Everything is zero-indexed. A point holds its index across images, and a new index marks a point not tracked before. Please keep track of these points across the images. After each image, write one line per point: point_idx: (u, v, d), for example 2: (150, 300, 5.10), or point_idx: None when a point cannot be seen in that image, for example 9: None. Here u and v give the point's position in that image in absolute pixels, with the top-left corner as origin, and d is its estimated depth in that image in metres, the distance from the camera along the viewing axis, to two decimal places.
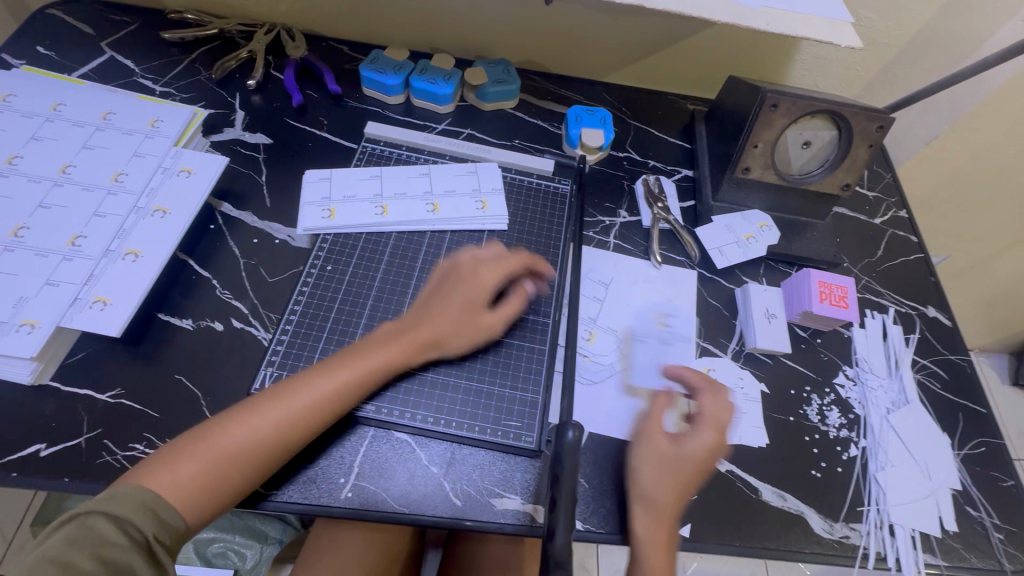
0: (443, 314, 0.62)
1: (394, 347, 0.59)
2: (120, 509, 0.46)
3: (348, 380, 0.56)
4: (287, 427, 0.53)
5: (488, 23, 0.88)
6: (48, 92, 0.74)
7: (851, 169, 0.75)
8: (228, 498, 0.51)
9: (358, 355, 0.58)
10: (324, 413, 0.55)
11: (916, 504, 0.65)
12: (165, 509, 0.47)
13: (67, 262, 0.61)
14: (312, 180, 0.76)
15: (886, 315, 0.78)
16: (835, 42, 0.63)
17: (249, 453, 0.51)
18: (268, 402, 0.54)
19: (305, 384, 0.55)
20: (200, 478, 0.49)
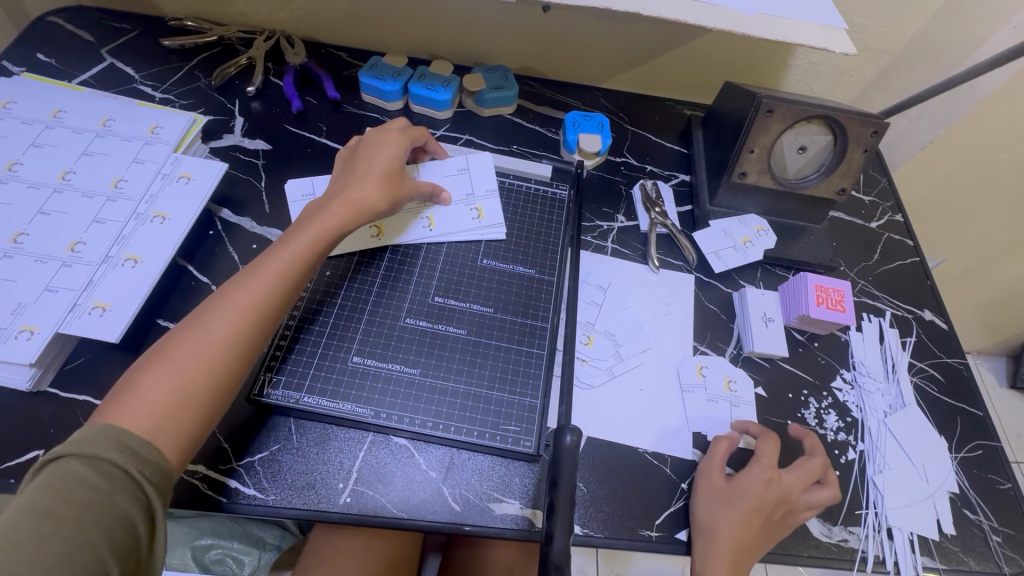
0: (367, 177, 0.66)
1: (330, 217, 0.62)
2: (94, 448, 0.42)
3: (292, 258, 0.58)
4: (247, 315, 0.54)
5: (487, 30, 0.89)
6: (48, 99, 0.74)
7: (847, 173, 0.76)
8: (211, 408, 0.50)
9: (295, 234, 0.61)
10: (279, 292, 0.56)
11: (914, 507, 0.65)
12: (142, 443, 0.44)
13: (67, 268, 0.61)
14: (295, 196, 0.75)
15: (882, 318, 0.79)
16: (829, 48, 0.64)
17: (220, 355, 0.51)
18: (215, 305, 0.54)
19: (249, 275, 0.56)
20: (176, 396, 0.48)
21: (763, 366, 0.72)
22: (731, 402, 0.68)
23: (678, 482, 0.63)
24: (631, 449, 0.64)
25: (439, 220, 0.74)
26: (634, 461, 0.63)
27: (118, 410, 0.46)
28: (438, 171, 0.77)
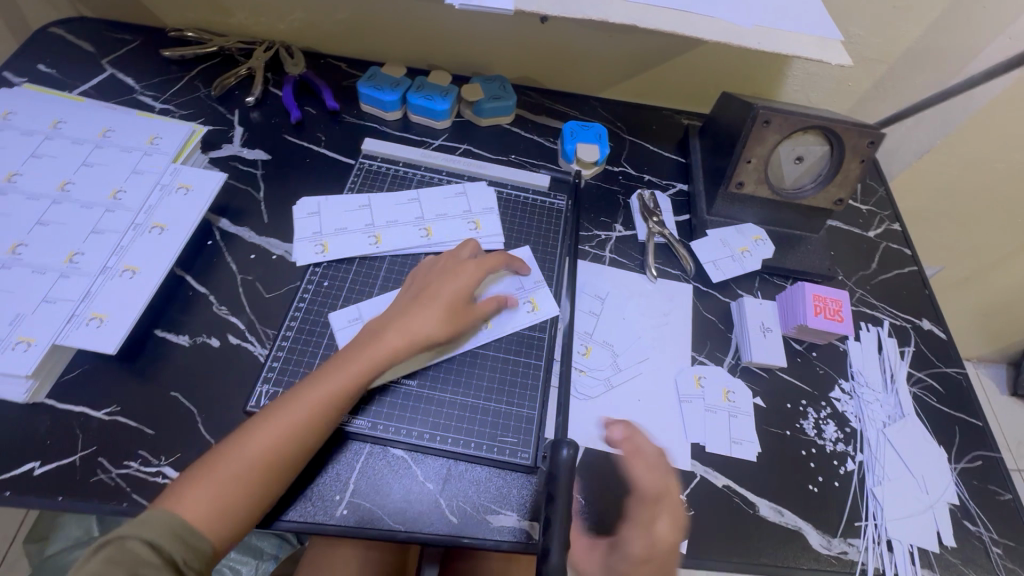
0: (428, 305, 0.61)
1: (384, 345, 0.59)
2: (152, 534, 0.46)
3: (344, 387, 0.57)
4: (291, 441, 0.53)
5: (485, 41, 0.90)
6: (48, 110, 0.74)
7: (844, 183, 0.76)
8: (251, 516, 0.51)
9: (348, 359, 0.58)
10: (324, 420, 0.55)
11: (913, 518, 0.64)
12: (192, 532, 0.48)
13: (64, 279, 0.62)
14: (302, 214, 0.74)
15: (880, 328, 0.79)
16: (825, 60, 0.64)
17: (261, 473, 0.52)
18: (267, 425, 0.53)
19: (298, 398, 0.55)
20: (221, 505, 0.50)
21: (761, 376, 0.72)
22: (729, 412, 0.68)
23: None
24: None
25: (437, 232, 0.75)
26: None
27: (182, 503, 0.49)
28: (436, 194, 0.78)
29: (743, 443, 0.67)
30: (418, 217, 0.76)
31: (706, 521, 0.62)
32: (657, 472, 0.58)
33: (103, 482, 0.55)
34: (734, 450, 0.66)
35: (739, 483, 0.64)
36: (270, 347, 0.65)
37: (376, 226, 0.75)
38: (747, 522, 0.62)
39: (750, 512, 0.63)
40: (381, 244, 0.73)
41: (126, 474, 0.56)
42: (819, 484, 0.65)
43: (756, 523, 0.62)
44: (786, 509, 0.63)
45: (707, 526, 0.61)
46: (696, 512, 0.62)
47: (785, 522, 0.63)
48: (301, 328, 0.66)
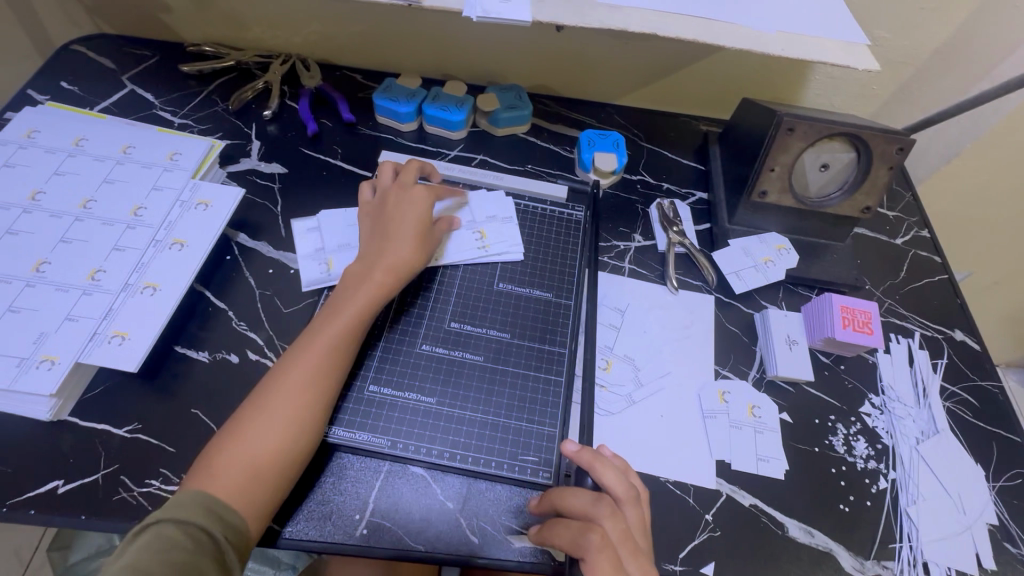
0: (403, 241, 0.65)
1: (371, 286, 0.62)
2: (183, 514, 0.46)
3: (346, 332, 0.59)
4: (307, 394, 0.55)
5: (501, 51, 0.89)
6: (70, 127, 0.75)
7: (871, 191, 0.74)
8: (287, 482, 0.52)
9: (338, 307, 0.60)
10: (332, 368, 0.57)
11: (950, 540, 0.62)
12: (229, 510, 0.48)
13: (87, 297, 0.62)
14: (304, 230, 0.74)
15: (911, 339, 0.76)
16: (852, 66, 0.62)
17: (284, 432, 0.53)
18: (276, 383, 0.55)
19: (302, 352, 0.57)
20: (250, 474, 0.50)
21: (787, 391, 0.70)
22: (755, 428, 0.66)
23: (701, 514, 0.61)
24: (652, 478, 0.63)
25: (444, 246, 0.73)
26: (656, 493, 0.62)
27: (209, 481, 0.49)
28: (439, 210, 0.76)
29: (770, 461, 0.65)
30: None
31: (733, 543, 0.60)
32: (616, 521, 0.51)
33: (125, 501, 0.56)
34: (760, 467, 0.64)
35: (766, 502, 0.62)
36: None
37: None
38: (775, 543, 0.60)
39: (778, 533, 0.61)
40: None
41: (148, 493, 0.56)
42: (851, 504, 0.63)
43: (785, 544, 0.60)
44: (816, 530, 0.61)
45: (735, 548, 0.60)
46: (723, 534, 0.60)
47: (816, 543, 0.61)
48: None
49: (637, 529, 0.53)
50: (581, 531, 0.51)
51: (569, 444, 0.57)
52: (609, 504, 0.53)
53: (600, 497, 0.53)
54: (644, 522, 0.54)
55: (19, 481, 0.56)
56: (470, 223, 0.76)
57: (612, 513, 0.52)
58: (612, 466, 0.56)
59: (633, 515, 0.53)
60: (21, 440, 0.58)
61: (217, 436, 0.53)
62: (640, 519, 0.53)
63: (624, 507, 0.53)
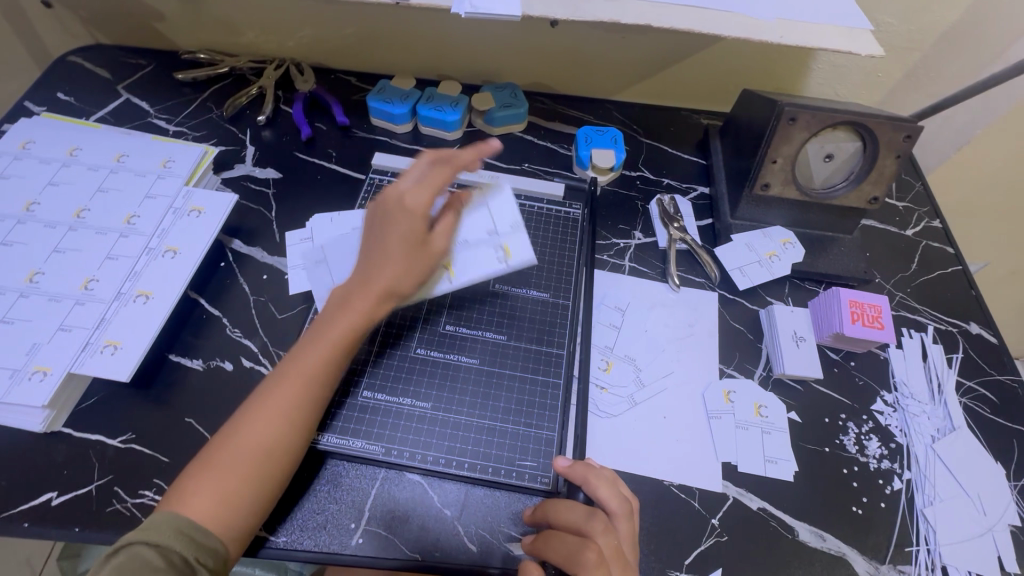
0: (389, 258, 0.57)
1: (352, 310, 0.57)
2: (158, 536, 0.46)
3: (320, 360, 0.55)
4: (274, 423, 0.52)
5: (494, 49, 0.88)
6: (65, 137, 0.75)
7: (878, 181, 0.71)
8: (256, 507, 0.50)
9: (320, 331, 0.56)
10: (305, 396, 0.54)
11: (970, 542, 0.59)
12: (200, 531, 0.47)
13: (80, 307, 0.62)
14: (295, 241, 0.73)
15: (924, 333, 0.74)
16: (854, 51, 0.60)
17: (248, 459, 0.50)
18: (247, 408, 0.53)
19: (278, 379, 0.54)
20: (215, 498, 0.48)
21: (795, 389, 0.68)
22: (762, 429, 0.64)
23: (707, 518, 0.59)
24: (656, 483, 0.61)
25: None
26: (660, 496, 0.60)
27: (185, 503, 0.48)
28: None
29: (778, 462, 0.62)
30: None
31: (740, 549, 0.58)
32: (610, 537, 0.50)
33: (118, 512, 0.55)
34: (768, 469, 0.62)
35: (775, 505, 0.60)
36: None
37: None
38: (785, 548, 0.58)
39: (788, 537, 0.59)
40: None
41: (142, 504, 0.55)
42: (863, 506, 0.61)
43: (795, 549, 0.58)
44: (828, 533, 0.59)
45: (745, 554, 0.57)
46: (732, 539, 0.58)
47: (828, 548, 0.58)
48: None
49: (626, 542, 0.52)
50: (577, 547, 0.50)
51: (561, 459, 0.57)
52: (603, 519, 0.52)
53: (593, 511, 0.52)
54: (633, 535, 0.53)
55: (13, 494, 0.55)
56: (491, 233, 0.67)
57: (606, 528, 0.51)
58: (605, 481, 0.55)
59: (623, 527, 0.52)
60: (15, 453, 0.57)
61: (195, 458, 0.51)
62: (630, 533, 0.52)
63: (616, 519, 0.52)
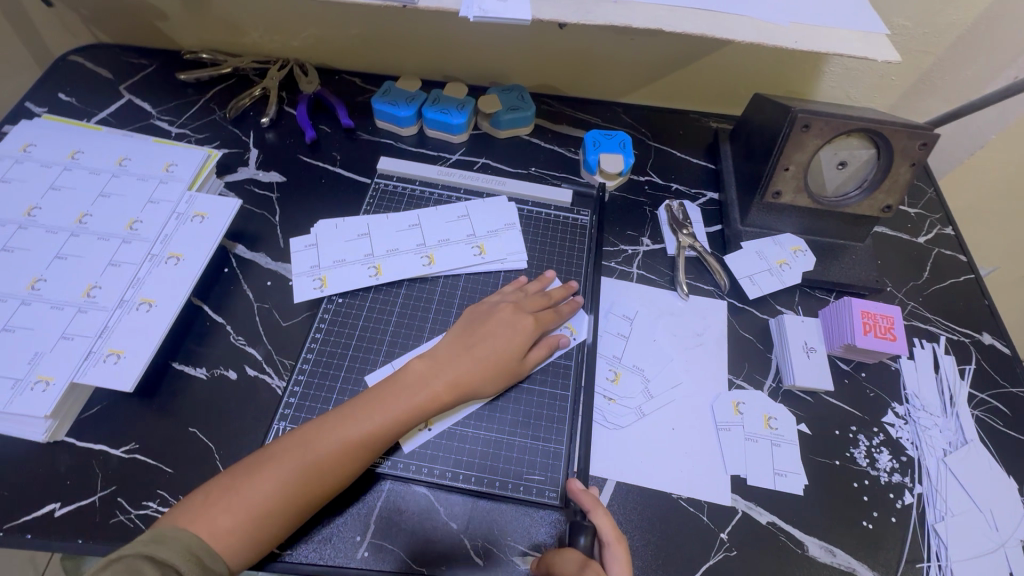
0: (477, 361, 0.60)
1: (426, 395, 0.57)
2: (164, 552, 0.44)
3: (379, 427, 0.54)
4: (317, 471, 0.51)
5: (501, 50, 0.86)
6: (67, 140, 0.74)
7: (892, 189, 0.70)
8: (272, 537, 0.50)
9: (385, 398, 0.56)
10: (356, 457, 0.53)
11: (982, 559, 0.59)
12: (210, 554, 0.46)
13: (82, 314, 0.61)
14: (300, 246, 0.72)
15: (936, 344, 0.73)
16: (870, 56, 0.59)
17: (283, 499, 0.50)
18: (295, 448, 0.52)
19: (334, 426, 0.53)
20: (239, 528, 0.48)
21: (805, 401, 0.67)
22: (772, 441, 0.63)
23: (716, 532, 0.58)
24: (664, 496, 0.60)
25: (439, 259, 0.71)
26: (668, 511, 0.59)
27: (200, 520, 0.48)
28: (438, 217, 0.75)
29: (788, 476, 0.62)
30: (419, 243, 0.73)
31: (748, 565, 0.57)
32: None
33: (122, 524, 0.54)
34: (778, 482, 0.61)
35: (785, 519, 0.60)
36: (287, 379, 0.64)
37: (376, 256, 0.71)
38: (796, 563, 0.57)
39: (798, 552, 0.58)
40: (381, 275, 0.70)
41: (146, 516, 0.55)
42: (874, 520, 0.60)
43: (805, 564, 0.57)
44: (837, 548, 0.58)
45: (754, 569, 0.57)
46: (741, 554, 0.58)
47: (838, 563, 0.58)
48: (319, 357, 0.65)
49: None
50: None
51: (574, 482, 0.57)
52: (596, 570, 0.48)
53: (587, 561, 0.49)
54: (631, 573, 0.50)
55: (15, 506, 0.55)
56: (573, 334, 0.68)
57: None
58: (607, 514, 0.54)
59: (618, 559, 0.50)
60: (18, 462, 0.57)
61: (224, 474, 0.51)
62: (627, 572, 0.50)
63: (612, 551, 0.51)
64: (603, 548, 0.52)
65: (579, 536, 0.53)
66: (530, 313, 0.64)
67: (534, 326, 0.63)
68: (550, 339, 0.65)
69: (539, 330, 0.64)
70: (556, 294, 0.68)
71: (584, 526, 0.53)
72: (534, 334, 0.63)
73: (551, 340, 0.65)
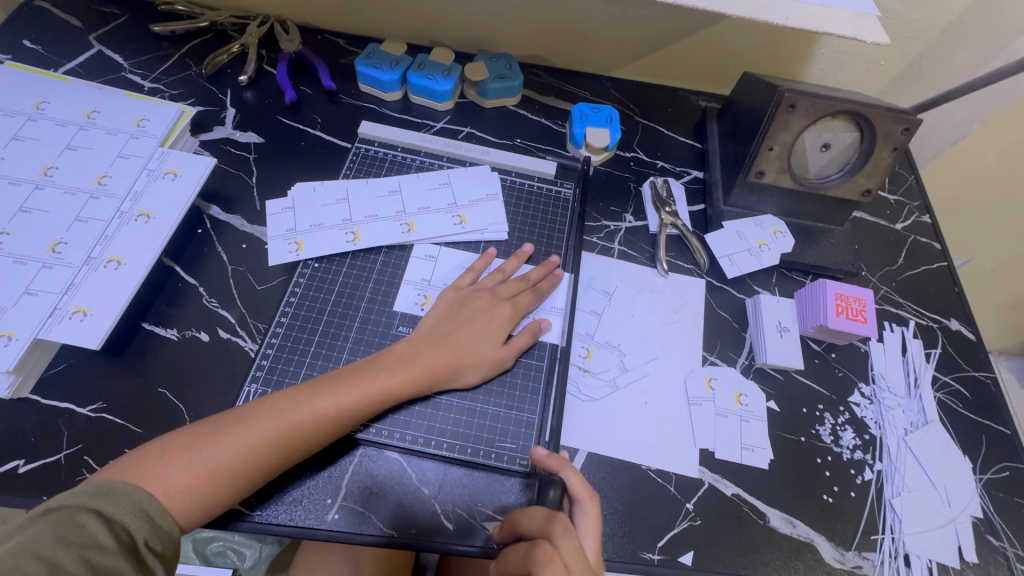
0: (458, 345, 0.60)
1: (404, 377, 0.57)
2: (114, 509, 0.44)
3: (351, 403, 0.54)
4: (284, 438, 0.51)
5: (490, 15, 0.84)
6: (32, 89, 0.71)
7: (873, 173, 0.71)
8: (230, 497, 0.49)
9: (363, 374, 0.56)
10: (326, 430, 0.53)
11: (933, 532, 0.61)
12: (161, 513, 0.46)
13: (47, 270, 0.59)
14: (277, 210, 0.70)
15: (906, 328, 0.74)
16: (860, 38, 0.58)
17: (247, 462, 0.50)
18: (261, 415, 0.52)
19: (306, 396, 0.53)
20: (195, 486, 0.48)
21: (775, 378, 0.68)
22: (741, 417, 0.65)
23: (682, 502, 0.60)
24: (634, 466, 0.61)
25: (420, 226, 0.70)
26: (637, 480, 0.60)
27: (155, 476, 0.47)
28: (420, 184, 0.74)
29: (754, 450, 0.63)
30: (399, 211, 0.71)
31: (712, 533, 0.59)
32: (570, 539, 0.48)
33: None
34: (744, 456, 0.63)
35: (750, 493, 0.61)
36: (260, 342, 0.63)
37: (354, 222, 0.70)
38: (757, 533, 0.59)
39: (760, 522, 0.60)
40: (359, 241, 0.69)
41: None
42: (834, 494, 0.62)
43: (766, 534, 0.59)
44: (798, 520, 0.60)
45: (717, 538, 0.59)
46: (704, 525, 0.59)
47: (797, 534, 0.60)
48: (293, 322, 0.64)
49: (588, 534, 0.52)
50: (529, 547, 0.48)
51: (540, 448, 0.57)
52: (564, 522, 0.49)
53: (554, 515, 0.51)
54: (599, 526, 0.53)
55: None
56: (556, 310, 0.68)
57: (567, 530, 0.49)
58: (576, 471, 0.55)
59: (589, 513, 0.52)
60: None
61: (187, 429, 0.51)
62: (595, 525, 0.52)
63: (583, 506, 0.53)
64: (575, 503, 0.53)
65: (547, 490, 0.56)
66: (508, 305, 0.64)
67: (516, 314, 0.64)
68: (534, 324, 0.65)
69: (517, 317, 0.64)
70: (535, 275, 0.68)
71: (554, 481, 0.56)
72: (511, 322, 0.64)
73: (533, 326, 0.64)
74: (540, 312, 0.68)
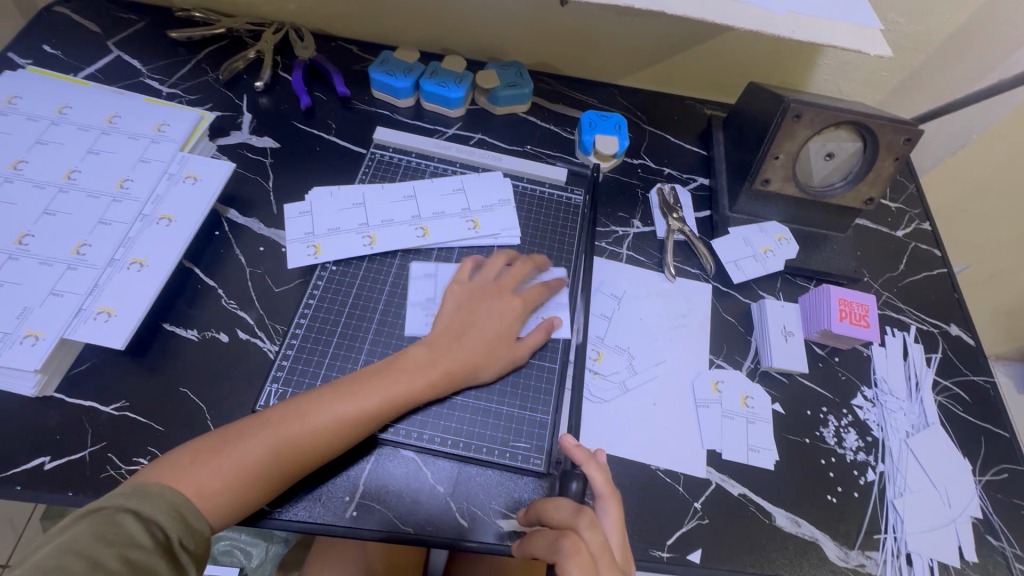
0: (472, 344, 0.62)
1: (422, 378, 0.58)
2: (149, 509, 0.46)
3: (372, 406, 0.55)
4: (308, 440, 0.52)
5: (501, 25, 0.86)
6: (55, 94, 0.73)
7: (875, 182, 0.73)
8: (257, 498, 0.51)
9: (382, 378, 0.57)
10: (349, 432, 0.54)
11: (935, 532, 0.63)
12: (193, 513, 0.47)
13: (72, 271, 0.61)
14: (294, 213, 0.72)
15: (907, 333, 0.76)
16: (864, 51, 0.60)
17: (273, 465, 0.51)
18: (286, 418, 0.53)
19: (327, 399, 0.55)
20: (224, 488, 0.49)
21: (780, 381, 0.70)
22: (747, 419, 0.66)
23: (691, 502, 0.61)
24: (644, 466, 0.63)
25: (434, 231, 0.72)
26: (646, 480, 0.62)
27: (185, 477, 0.49)
28: (434, 189, 0.76)
29: (760, 451, 0.65)
30: (414, 216, 0.73)
31: (720, 531, 0.60)
32: (597, 532, 0.50)
33: (112, 478, 0.55)
34: (751, 457, 0.64)
35: (756, 493, 0.63)
36: (279, 344, 0.64)
37: (370, 226, 0.72)
38: (764, 532, 0.61)
39: (766, 522, 0.61)
40: (375, 245, 0.70)
41: (135, 471, 0.56)
42: (838, 495, 0.64)
43: (772, 533, 0.61)
44: (803, 519, 0.62)
45: (725, 537, 0.60)
46: (711, 524, 0.61)
47: (802, 533, 0.61)
48: (311, 324, 0.65)
49: (613, 530, 0.53)
50: (555, 539, 0.50)
51: (568, 437, 0.58)
52: (590, 515, 0.51)
53: (579, 507, 0.52)
54: (622, 523, 0.54)
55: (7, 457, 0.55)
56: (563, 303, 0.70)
57: (593, 524, 0.51)
58: (601, 467, 0.57)
59: (611, 510, 0.54)
60: (7, 415, 0.57)
61: (215, 433, 0.52)
62: (618, 522, 0.53)
63: (606, 503, 0.54)
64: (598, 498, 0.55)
65: (569, 483, 0.57)
66: (518, 300, 0.66)
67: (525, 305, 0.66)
68: (546, 321, 0.66)
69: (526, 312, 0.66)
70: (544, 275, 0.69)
71: (576, 474, 0.58)
72: (521, 317, 0.65)
73: (545, 323, 0.66)
74: (550, 308, 0.69)
